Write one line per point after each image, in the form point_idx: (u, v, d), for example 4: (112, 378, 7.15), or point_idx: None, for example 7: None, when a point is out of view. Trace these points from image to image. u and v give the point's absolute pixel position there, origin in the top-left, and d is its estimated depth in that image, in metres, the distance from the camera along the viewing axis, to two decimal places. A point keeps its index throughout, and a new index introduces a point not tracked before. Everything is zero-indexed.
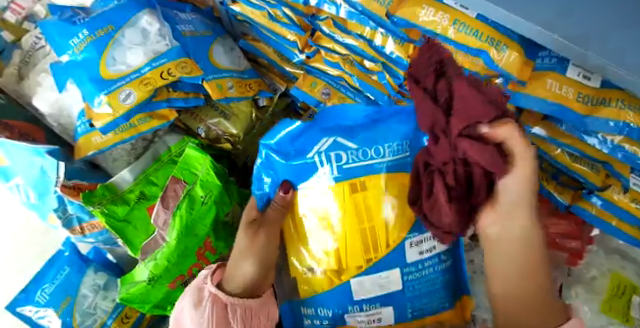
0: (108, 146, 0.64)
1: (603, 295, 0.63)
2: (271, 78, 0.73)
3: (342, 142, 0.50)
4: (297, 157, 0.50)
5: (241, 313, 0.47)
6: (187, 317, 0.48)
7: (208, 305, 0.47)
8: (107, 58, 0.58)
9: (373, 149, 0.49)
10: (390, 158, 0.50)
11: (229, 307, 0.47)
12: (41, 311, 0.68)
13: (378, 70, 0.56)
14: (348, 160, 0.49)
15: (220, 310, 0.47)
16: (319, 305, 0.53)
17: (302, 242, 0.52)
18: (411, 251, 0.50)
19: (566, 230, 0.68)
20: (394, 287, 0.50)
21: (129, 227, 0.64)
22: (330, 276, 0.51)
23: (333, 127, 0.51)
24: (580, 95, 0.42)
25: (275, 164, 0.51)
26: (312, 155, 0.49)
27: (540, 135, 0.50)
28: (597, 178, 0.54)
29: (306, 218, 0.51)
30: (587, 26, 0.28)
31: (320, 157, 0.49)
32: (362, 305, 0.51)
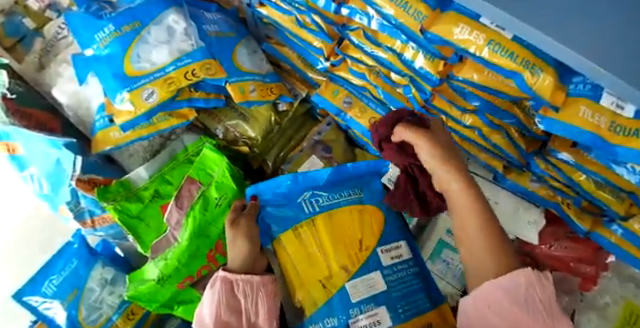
0: (127, 141, 0.64)
1: (615, 324, 0.61)
2: (292, 82, 0.72)
3: (323, 191, 0.53)
4: (281, 201, 0.52)
5: (246, 287, 0.45)
6: (207, 303, 0.46)
7: (217, 284, 0.46)
8: (132, 54, 0.58)
9: (346, 191, 0.53)
10: (358, 198, 0.52)
11: (236, 283, 0.46)
12: (47, 303, 0.68)
13: (405, 83, 0.56)
14: (329, 203, 0.51)
15: (226, 286, 0.45)
16: (320, 322, 0.45)
17: (292, 261, 0.48)
18: (383, 256, 0.49)
19: (582, 255, 0.67)
20: (383, 287, 0.47)
21: (142, 225, 0.64)
22: (321, 287, 0.47)
23: (309, 181, 0.54)
24: (613, 124, 0.42)
25: (263, 196, 0.53)
26: (300, 201, 0.52)
27: (567, 160, 0.50)
28: (619, 206, 0.53)
29: (299, 239, 0.49)
30: (615, 47, 0.26)
31: (308, 203, 0.51)
32: (361, 307, 0.45)
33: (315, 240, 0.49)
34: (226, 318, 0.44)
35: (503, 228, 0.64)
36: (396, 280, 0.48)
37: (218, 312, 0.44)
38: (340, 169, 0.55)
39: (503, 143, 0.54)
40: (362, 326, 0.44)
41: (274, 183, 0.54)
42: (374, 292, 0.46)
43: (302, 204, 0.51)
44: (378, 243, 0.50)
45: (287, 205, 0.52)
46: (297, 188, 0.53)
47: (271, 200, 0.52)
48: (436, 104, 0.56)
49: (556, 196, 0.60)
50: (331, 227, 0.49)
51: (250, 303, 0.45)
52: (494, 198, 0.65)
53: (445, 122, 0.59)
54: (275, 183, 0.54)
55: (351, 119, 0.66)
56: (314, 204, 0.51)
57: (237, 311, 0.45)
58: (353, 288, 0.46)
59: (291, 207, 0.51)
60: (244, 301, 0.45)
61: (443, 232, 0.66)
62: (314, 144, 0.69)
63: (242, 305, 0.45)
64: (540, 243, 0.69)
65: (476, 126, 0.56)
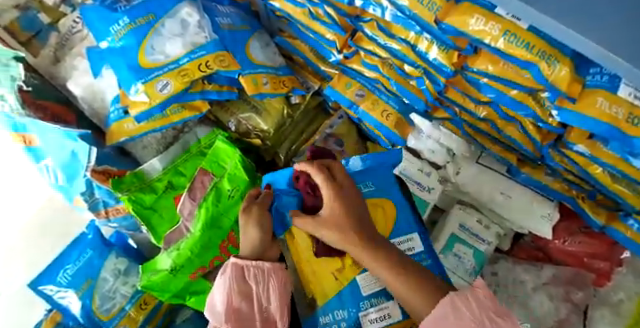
0: (141, 133, 0.65)
1: (628, 320, 0.61)
2: (304, 75, 0.72)
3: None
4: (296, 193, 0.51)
5: (256, 273, 0.46)
6: (217, 290, 0.46)
7: (228, 270, 0.46)
8: (146, 46, 0.59)
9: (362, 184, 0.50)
10: (372, 190, 0.49)
11: (246, 270, 0.46)
12: (62, 292, 0.69)
13: (418, 75, 0.56)
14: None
15: (237, 273, 0.46)
16: (330, 314, 0.47)
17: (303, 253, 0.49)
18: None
19: (597, 251, 0.66)
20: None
21: (155, 216, 0.65)
22: (333, 279, 0.48)
23: None
24: (630, 115, 0.41)
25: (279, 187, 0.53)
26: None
27: (582, 152, 0.49)
28: (636, 199, 0.53)
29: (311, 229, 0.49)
30: (625, 39, 0.25)
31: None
32: (371, 300, 0.47)
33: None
34: (237, 304, 0.44)
35: (516, 222, 0.64)
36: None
37: (229, 298, 0.44)
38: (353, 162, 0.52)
39: (518, 135, 0.55)
40: (372, 319, 0.46)
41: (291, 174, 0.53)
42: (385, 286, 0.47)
43: None
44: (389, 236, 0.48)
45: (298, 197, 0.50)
46: None
47: (282, 192, 0.51)
48: (449, 96, 0.55)
49: (570, 190, 0.60)
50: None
51: (261, 289, 0.45)
52: (507, 192, 0.63)
53: (458, 114, 0.58)
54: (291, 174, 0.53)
55: (363, 112, 0.66)
56: None
57: (248, 297, 0.45)
58: (363, 281, 0.47)
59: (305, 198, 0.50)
60: (255, 287, 0.45)
61: (455, 227, 0.65)
62: (326, 137, 0.68)
63: (253, 291, 0.45)
64: (554, 238, 0.68)
65: (490, 118, 0.55)
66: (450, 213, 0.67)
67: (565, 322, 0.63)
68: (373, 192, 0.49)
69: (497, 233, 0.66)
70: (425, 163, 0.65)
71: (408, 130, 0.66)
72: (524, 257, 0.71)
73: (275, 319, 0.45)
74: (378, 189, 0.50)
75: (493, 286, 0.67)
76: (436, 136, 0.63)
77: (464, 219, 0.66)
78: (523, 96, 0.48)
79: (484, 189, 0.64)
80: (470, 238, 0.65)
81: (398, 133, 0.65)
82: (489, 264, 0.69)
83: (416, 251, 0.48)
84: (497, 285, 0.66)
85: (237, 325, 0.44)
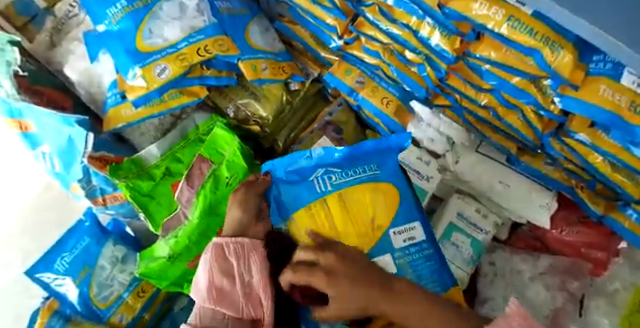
0: (137, 119, 0.64)
1: (624, 310, 0.60)
2: (304, 62, 0.71)
3: (337, 167, 0.49)
4: (296, 179, 0.49)
5: (237, 250, 0.44)
6: (198, 267, 0.45)
7: (209, 249, 0.44)
8: (144, 30, 0.58)
9: (363, 168, 0.49)
10: (374, 175, 0.49)
11: (226, 247, 0.44)
12: (60, 279, 0.69)
13: (420, 61, 0.55)
14: (341, 182, 0.48)
15: (215, 251, 0.44)
16: None
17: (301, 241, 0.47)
18: (396, 238, 0.47)
19: (593, 240, 0.67)
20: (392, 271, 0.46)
21: (152, 203, 0.64)
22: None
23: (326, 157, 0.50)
24: (632, 104, 0.41)
25: (277, 174, 0.51)
26: (312, 179, 0.49)
27: (583, 141, 0.49)
28: (635, 189, 0.53)
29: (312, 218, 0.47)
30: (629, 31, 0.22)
31: (320, 181, 0.49)
32: None
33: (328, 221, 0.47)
34: (218, 282, 0.43)
35: (515, 211, 0.64)
36: (408, 263, 0.46)
37: (211, 277, 0.43)
38: (357, 146, 0.49)
39: (519, 124, 0.54)
40: None
41: (289, 160, 0.51)
42: None
43: (315, 182, 0.49)
44: (391, 224, 0.48)
45: (299, 182, 0.49)
46: (312, 166, 0.50)
47: (281, 178, 0.50)
48: (451, 84, 0.55)
49: (570, 179, 0.60)
50: (344, 206, 0.47)
51: (243, 266, 0.44)
52: (507, 181, 0.63)
53: (459, 101, 0.57)
54: (289, 161, 0.51)
55: (363, 99, 0.65)
56: (328, 183, 0.49)
57: (230, 274, 0.43)
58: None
59: (305, 184, 0.49)
60: (236, 264, 0.43)
61: (454, 216, 0.66)
62: (325, 124, 0.68)
63: (234, 268, 0.43)
64: (552, 228, 0.68)
65: (491, 106, 0.55)
66: (448, 202, 0.67)
67: (560, 311, 0.63)
68: (376, 177, 0.49)
69: (495, 222, 0.66)
70: (424, 152, 0.65)
71: (408, 118, 0.65)
72: (522, 247, 0.71)
73: (258, 295, 0.44)
74: (379, 173, 0.49)
75: (490, 275, 0.67)
76: (435, 124, 0.64)
77: (463, 207, 0.66)
78: (525, 83, 0.48)
79: (484, 178, 0.64)
80: (468, 228, 0.65)
81: (398, 121, 0.64)
82: (487, 253, 0.69)
83: (416, 240, 0.48)
84: (494, 273, 0.67)
85: (218, 302, 0.43)
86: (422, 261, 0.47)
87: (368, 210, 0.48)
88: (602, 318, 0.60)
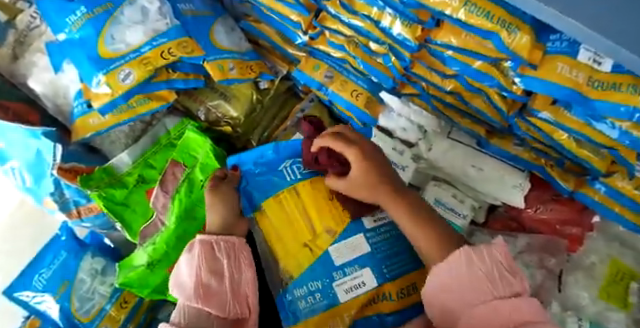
0: (106, 128, 0.63)
1: (602, 282, 0.64)
2: (273, 60, 0.71)
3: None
4: (265, 172, 0.51)
5: (227, 248, 0.45)
6: (184, 266, 0.44)
7: (197, 246, 0.44)
8: (106, 36, 0.56)
9: None
10: None
11: (216, 245, 0.45)
12: (39, 296, 0.67)
13: (384, 52, 0.55)
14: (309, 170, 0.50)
15: (205, 248, 0.44)
16: (304, 286, 0.45)
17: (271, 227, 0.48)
18: (367, 219, 0.48)
19: (567, 216, 0.69)
20: (366, 250, 0.46)
21: (127, 211, 0.63)
22: (307, 251, 0.46)
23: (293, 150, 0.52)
24: (591, 79, 0.43)
25: (246, 168, 0.52)
26: (281, 169, 0.50)
27: (547, 119, 0.50)
28: (601, 163, 0.54)
29: (283, 206, 0.48)
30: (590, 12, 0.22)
31: (288, 171, 0.50)
32: (344, 270, 0.46)
33: (298, 206, 0.48)
34: (206, 280, 0.42)
35: (490, 194, 0.64)
36: (379, 243, 0.47)
37: (199, 274, 0.42)
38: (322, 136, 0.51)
39: (484, 106, 0.55)
40: (347, 288, 0.45)
41: (255, 153, 0.52)
42: (362, 253, 0.46)
43: (284, 172, 0.50)
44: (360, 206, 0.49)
45: (268, 173, 0.51)
46: (280, 158, 0.51)
47: (251, 169, 0.51)
48: (416, 72, 0.55)
49: (539, 159, 0.61)
50: (316, 190, 0.48)
51: (232, 264, 0.44)
52: (479, 164, 0.64)
53: (426, 89, 0.58)
54: (256, 154, 0.52)
55: (333, 92, 0.66)
56: (296, 171, 0.50)
57: (218, 272, 0.43)
58: (336, 251, 0.46)
59: (274, 175, 0.50)
60: (225, 262, 0.44)
61: (432, 203, 0.66)
62: (298, 121, 0.67)
63: (223, 266, 0.44)
64: (526, 207, 0.70)
65: (457, 91, 0.55)
66: (425, 189, 0.67)
67: (541, 288, 0.64)
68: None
69: (472, 206, 0.66)
70: (398, 141, 0.65)
71: (379, 109, 0.66)
72: (499, 228, 0.72)
73: (245, 294, 0.44)
74: None
75: None
76: (405, 113, 0.64)
77: (440, 194, 0.66)
78: (488, 66, 0.48)
79: (456, 163, 0.65)
80: (446, 213, 0.65)
81: (369, 112, 0.65)
82: (466, 237, 0.70)
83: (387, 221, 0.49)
84: None
85: (206, 301, 0.42)
86: (393, 240, 0.48)
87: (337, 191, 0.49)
88: (581, 291, 0.63)
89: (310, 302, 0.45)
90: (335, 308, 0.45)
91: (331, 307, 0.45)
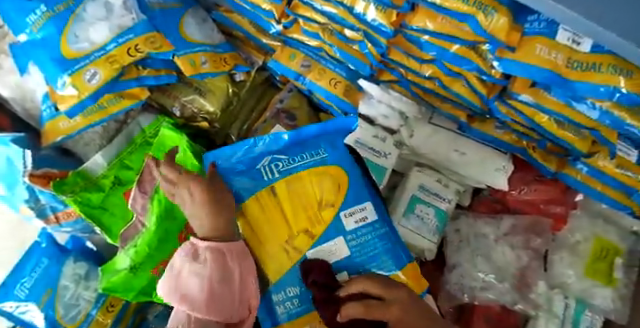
0: (77, 130, 0.60)
1: (587, 259, 0.65)
2: (247, 51, 0.68)
3: (282, 154, 0.48)
4: (241, 171, 0.48)
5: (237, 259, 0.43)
6: (190, 272, 0.43)
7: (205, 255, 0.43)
8: (69, 35, 0.53)
9: (309, 153, 0.48)
10: (321, 158, 0.48)
11: (227, 253, 0.43)
12: (22, 306, 0.65)
13: (360, 39, 0.53)
14: (288, 169, 0.48)
15: (215, 256, 0.43)
16: (282, 291, 0.46)
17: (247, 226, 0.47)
18: (347, 220, 0.47)
19: (552, 196, 0.68)
20: (345, 254, 0.46)
21: (105, 214, 0.61)
22: (285, 254, 0.47)
23: (272, 145, 0.48)
24: (570, 60, 0.42)
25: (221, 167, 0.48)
26: (259, 168, 0.48)
27: (527, 102, 0.49)
28: (582, 143, 0.54)
29: (260, 210, 0.47)
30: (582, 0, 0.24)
31: (267, 169, 0.48)
32: None
33: (276, 209, 0.47)
34: (213, 290, 0.42)
35: (475, 178, 0.64)
36: (360, 246, 0.47)
37: (206, 283, 0.42)
38: (301, 131, 0.48)
39: (463, 90, 0.54)
40: None
41: (232, 149, 0.49)
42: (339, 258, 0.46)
43: (262, 172, 0.48)
44: (340, 207, 0.47)
45: (246, 172, 0.48)
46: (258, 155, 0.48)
47: (228, 169, 0.48)
48: (393, 58, 0.54)
49: (521, 141, 0.61)
50: (292, 194, 0.47)
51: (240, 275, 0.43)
52: (461, 149, 0.63)
53: (405, 75, 0.57)
54: (233, 150, 0.49)
55: (311, 82, 0.64)
56: (274, 171, 0.48)
57: (225, 282, 0.42)
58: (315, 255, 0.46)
59: (251, 175, 0.48)
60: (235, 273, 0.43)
61: (416, 188, 0.65)
62: (277, 112, 0.66)
63: (232, 277, 0.43)
64: (510, 189, 0.70)
65: (436, 76, 0.54)
66: (408, 175, 0.66)
67: (528, 269, 0.65)
68: (324, 161, 0.48)
69: (456, 190, 0.66)
70: (380, 129, 0.64)
71: (358, 96, 0.64)
72: (485, 211, 0.71)
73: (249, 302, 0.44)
74: (326, 157, 0.48)
75: (456, 243, 0.68)
76: (386, 100, 0.63)
77: (423, 180, 0.66)
78: (466, 50, 0.47)
79: (439, 149, 0.64)
80: (431, 198, 0.65)
81: (348, 100, 0.64)
82: (451, 221, 0.70)
83: (369, 220, 0.47)
84: (459, 241, 0.68)
85: (210, 310, 0.41)
86: (375, 241, 0.47)
87: (315, 193, 0.47)
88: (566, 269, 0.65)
89: (288, 307, 0.46)
90: (313, 314, 0.45)
91: (308, 312, 0.46)
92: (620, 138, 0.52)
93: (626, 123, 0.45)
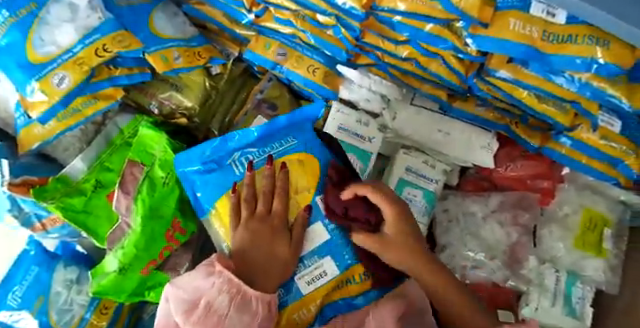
0: (54, 135, 0.59)
1: (576, 231, 0.65)
2: (222, 43, 0.67)
3: (252, 147, 0.49)
4: (213, 169, 0.49)
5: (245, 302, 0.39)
6: (234, 321, 0.38)
7: (220, 285, 0.39)
8: (34, 38, 0.51)
9: (278, 142, 0.49)
10: (291, 145, 0.49)
11: (275, 302, 0.41)
12: (16, 315, 0.65)
13: (333, 24, 0.52)
14: (258, 160, 0.48)
15: (266, 308, 0.40)
16: None
17: (221, 222, 0.49)
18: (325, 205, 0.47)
19: (538, 171, 0.68)
20: (327, 237, 0.46)
21: (90, 218, 0.60)
22: None
23: (240, 141, 0.50)
24: (545, 33, 0.41)
25: (194, 167, 0.50)
26: (229, 164, 0.48)
27: (505, 78, 0.48)
28: (564, 117, 0.54)
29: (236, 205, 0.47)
30: None
31: (237, 163, 0.48)
32: (305, 262, 0.46)
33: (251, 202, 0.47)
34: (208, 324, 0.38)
35: (460, 157, 0.63)
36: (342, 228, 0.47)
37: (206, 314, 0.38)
38: (271, 123, 0.52)
39: (441, 70, 0.53)
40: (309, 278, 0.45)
41: (202, 149, 0.51)
42: (322, 243, 0.46)
43: (234, 167, 0.48)
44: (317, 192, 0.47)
45: (218, 170, 0.49)
46: (227, 152, 0.50)
47: (200, 168, 0.50)
48: (368, 41, 0.52)
49: (504, 118, 0.61)
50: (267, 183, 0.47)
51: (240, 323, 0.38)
52: (445, 129, 0.63)
53: (382, 59, 0.56)
54: (202, 150, 0.51)
55: (288, 70, 0.63)
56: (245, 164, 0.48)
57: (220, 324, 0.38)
58: None
59: (223, 172, 0.48)
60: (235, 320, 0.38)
61: (402, 171, 0.64)
62: (258, 103, 0.65)
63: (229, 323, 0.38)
64: (496, 166, 0.70)
65: (412, 57, 0.53)
66: (394, 158, 0.65)
67: (517, 245, 0.65)
68: (295, 146, 0.49)
69: (444, 170, 0.65)
70: (362, 113, 0.62)
71: (338, 81, 0.63)
72: (472, 189, 0.71)
73: None
74: (296, 142, 0.49)
75: (445, 223, 0.68)
76: (366, 84, 0.61)
77: (409, 161, 0.64)
78: (440, 29, 0.46)
79: (422, 130, 0.63)
80: (418, 180, 0.63)
81: (327, 87, 0.63)
82: (439, 201, 0.70)
83: None
84: (448, 220, 0.68)
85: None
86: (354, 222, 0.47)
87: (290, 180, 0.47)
88: (555, 243, 0.65)
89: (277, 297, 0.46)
90: (300, 301, 0.45)
91: (297, 299, 0.45)
92: (601, 109, 0.52)
93: (607, 94, 0.45)
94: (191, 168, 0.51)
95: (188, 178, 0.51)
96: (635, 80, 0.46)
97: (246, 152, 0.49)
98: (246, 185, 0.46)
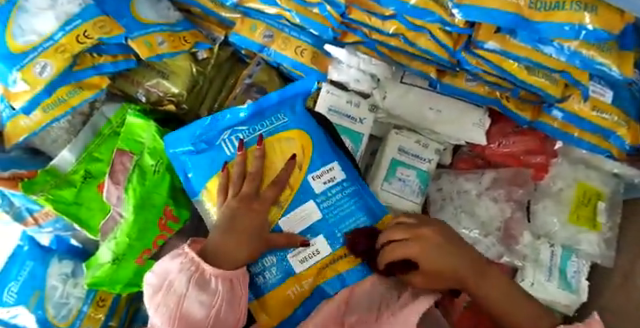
0: (42, 126, 0.58)
1: (570, 206, 0.65)
2: (208, 27, 0.67)
3: (243, 126, 0.48)
4: (205, 149, 0.48)
5: (205, 282, 0.41)
6: (193, 298, 0.40)
7: (184, 264, 0.42)
8: (13, 27, 0.51)
9: (269, 120, 0.48)
10: (281, 124, 0.48)
11: (236, 280, 0.42)
12: (12, 311, 0.64)
13: (318, 1, 0.51)
14: (249, 139, 0.47)
15: (226, 286, 0.41)
16: (260, 262, 0.46)
17: (212, 200, 0.49)
18: (316, 183, 0.46)
19: (531, 147, 0.68)
20: (319, 215, 0.45)
21: (82, 209, 0.60)
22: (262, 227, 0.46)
23: (230, 120, 0.49)
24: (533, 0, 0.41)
25: (185, 147, 0.49)
26: (220, 143, 0.48)
27: (494, 49, 0.48)
28: (555, 89, 0.53)
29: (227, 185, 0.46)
30: None
31: (228, 143, 0.47)
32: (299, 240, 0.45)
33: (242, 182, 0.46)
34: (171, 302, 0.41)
35: (452, 136, 0.63)
36: (331, 206, 0.46)
37: (169, 291, 0.41)
38: (261, 101, 0.51)
39: (430, 45, 0.52)
40: (303, 258, 0.45)
41: (193, 128, 0.50)
42: (313, 221, 0.45)
43: (224, 146, 0.48)
44: (308, 171, 0.46)
45: (209, 150, 0.48)
46: (217, 130, 0.49)
47: (191, 149, 0.49)
48: (354, 18, 0.51)
49: (494, 92, 0.60)
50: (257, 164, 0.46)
51: (198, 302, 0.40)
52: (436, 107, 0.63)
53: (369, 35, 0.55)
54: (193, 129, 0.50)
55: (276, 52, 0.62)
56: (236, 143, 0.47)
57: (179, 300, 0.40)
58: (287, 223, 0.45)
59: (215, 152, 0.48)
60: (194, 297, 0.40)
61: (395, 151, 0.64)
62: (247, 87, 0.64)
63: (188, 301, 0.40)
64: (489, 143, 0.69)
65: (400, 32, 0.52)
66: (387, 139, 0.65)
67: (511, 221, 0.66)
68: (286, 124, 0.48)
69: (437, 150, 0.65)
70: (353, 94, 0.62)
71: (326, 62, 0.63)
72: (465, 168, 0.71)
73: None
74: (287, 120, 0.48)
75: (440, 201, 0.68)
76: (355, 63, 0.61)
77: (403, 142, 0.64)
78: (426, 1, 0.44)
79: (414, 109, 0.63)
80: (412, 160, 0.63)
81: (316, 68, 0.62)
82: (433, 181, 0.69)
83: (338, 181, 0.47)
84: (443, 199, 0.67)
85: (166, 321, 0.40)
86: (346, 200, 0.46)
87: (279, 160, 0.47)
88: (548, 218, 0.65)
89: (268, 276, 0.45)
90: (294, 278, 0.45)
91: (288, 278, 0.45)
92: (591, 80, 0.52)
93: (597, 63, 0.45)
94: (181, 148, 0.50)
95: (179, 160, 0.50)
96: (624, 47, 0.47)
97: (237, 131, 0.48)
98: (236, 164, 0.45)
